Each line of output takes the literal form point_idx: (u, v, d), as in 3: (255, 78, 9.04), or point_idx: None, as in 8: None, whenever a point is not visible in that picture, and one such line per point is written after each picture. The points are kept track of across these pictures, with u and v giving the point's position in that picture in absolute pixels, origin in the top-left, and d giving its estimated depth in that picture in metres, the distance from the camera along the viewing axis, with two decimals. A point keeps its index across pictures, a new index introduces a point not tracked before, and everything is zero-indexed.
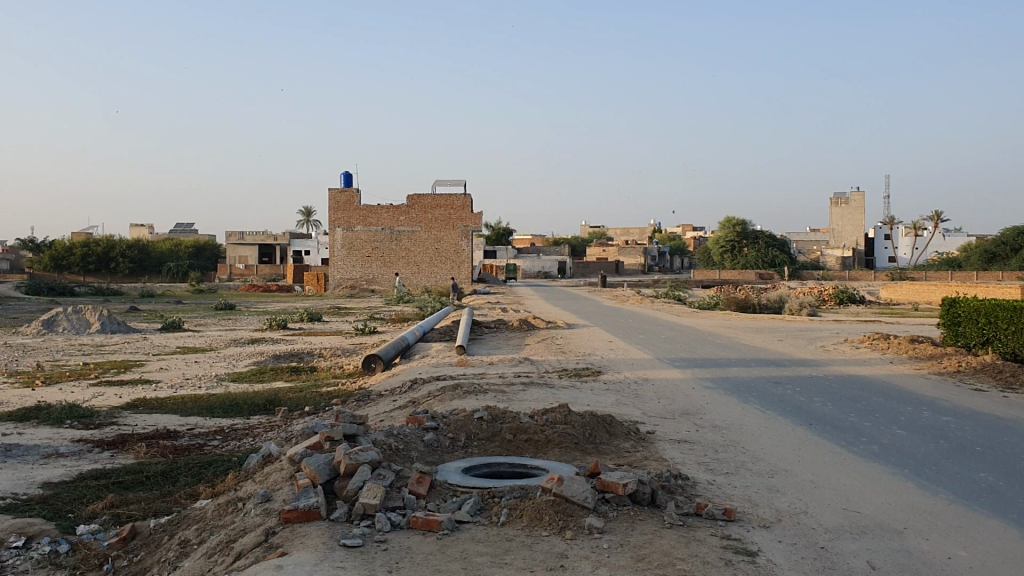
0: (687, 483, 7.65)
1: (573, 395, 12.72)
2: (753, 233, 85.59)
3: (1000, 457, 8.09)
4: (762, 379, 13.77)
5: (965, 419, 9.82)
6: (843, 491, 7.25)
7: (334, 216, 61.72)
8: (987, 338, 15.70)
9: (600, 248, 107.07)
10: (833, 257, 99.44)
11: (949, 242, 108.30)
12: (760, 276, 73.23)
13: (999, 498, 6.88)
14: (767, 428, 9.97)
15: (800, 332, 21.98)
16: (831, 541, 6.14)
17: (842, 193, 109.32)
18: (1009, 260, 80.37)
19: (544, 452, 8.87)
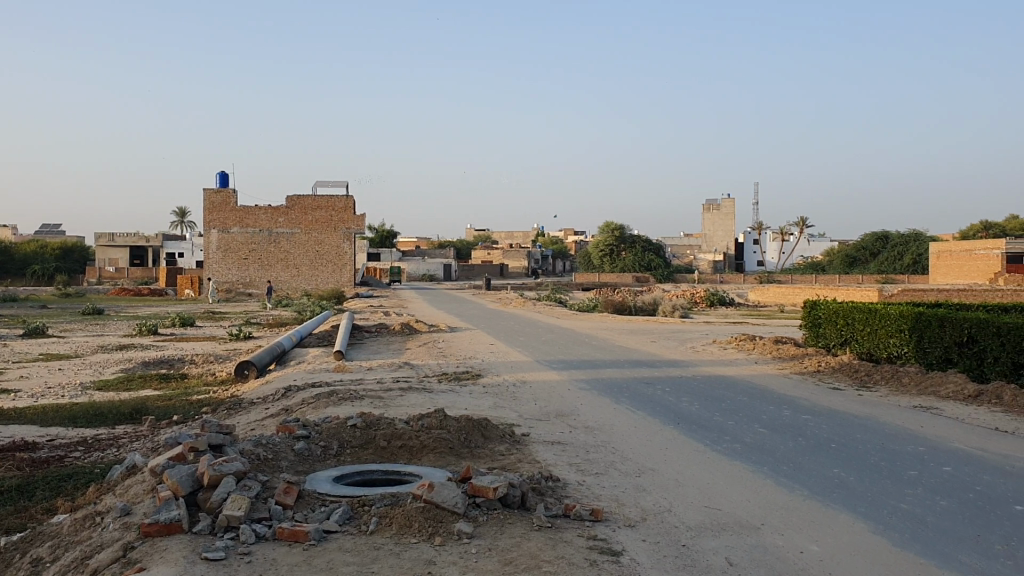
0: (558, 484, 7.75)
1: (451, 399, 12.72)
2: (631, 237, 87.65)
3: (851, 452, 8.46)
4: (636, 380, 14.04)
5: (822, 417, 10.27)
6: (706, 489, 7.48)
7: (210, 216, 59.91)
8: (846, 338, 16.48)
9: (484, 251, 107.45)
10: (706, 260, 102.55)
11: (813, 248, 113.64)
12: (638, 280, 75.04)
13: (849, 491, 7.17)
14: (637, 427, 10.19)
15: (672, 334, 22.45)
16: (692, 538, 6.32)
17: (714, 202, 111.39)
18: (868, 263, 84.82)
19: (418, 458, 8.83)
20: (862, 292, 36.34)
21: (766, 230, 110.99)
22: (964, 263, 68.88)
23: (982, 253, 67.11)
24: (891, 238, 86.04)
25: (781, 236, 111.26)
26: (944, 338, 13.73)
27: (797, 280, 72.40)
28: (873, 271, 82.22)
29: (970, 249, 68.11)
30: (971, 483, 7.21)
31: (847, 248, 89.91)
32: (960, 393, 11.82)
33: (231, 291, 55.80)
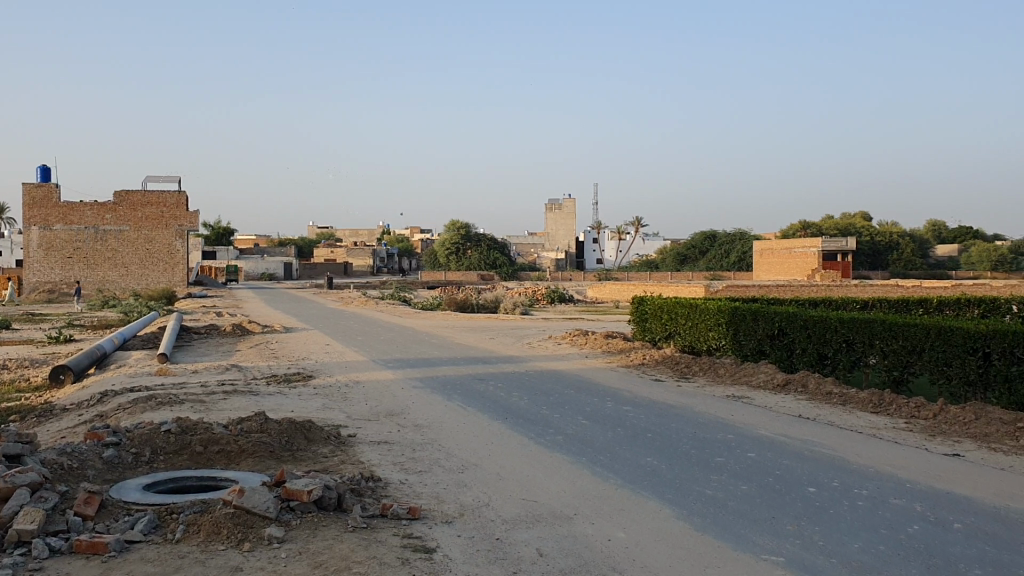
0: (378, 484, 7.66)
1: (279, 401, 12.39)
2: (475, 236, 88.33)
3: (666, 441, 8.77)
4: (469, 377, 14.11)
5: (643, 408, 10.62)
6: (525, 482, 7.58)
7: (29, 212, 56.28)
8: (670, 332, 17.15)
9: (328, 249, 105.53)
10: (548, 258, 104.43)
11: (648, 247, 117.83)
12: (482, 278, 75.62)
13: (660, 479, 7.42)
14: (465, 424, 10.23)
15: (509, 331, 22.73)
16: (506, 532, 6.38)
17: (556, 201, 113.40)
18: (699, 262, 88.72)
19: (236, 463, 8.53)
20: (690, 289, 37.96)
21: (604, 230, 114.45)
22: (783, 261, 73.08)
23: (800, 252, 71.61)
24: (720, 237, 90.29)
25: (618, 235, 114.73)
26: (757, 331, 14.52)
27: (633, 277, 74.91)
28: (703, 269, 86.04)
29: (789, 248, 72.36)
30: (772, 467, 7.60)
31: (679, 247, 93.67)
32: (770, 382, 12.52)
33: (53, 292, 52.57)
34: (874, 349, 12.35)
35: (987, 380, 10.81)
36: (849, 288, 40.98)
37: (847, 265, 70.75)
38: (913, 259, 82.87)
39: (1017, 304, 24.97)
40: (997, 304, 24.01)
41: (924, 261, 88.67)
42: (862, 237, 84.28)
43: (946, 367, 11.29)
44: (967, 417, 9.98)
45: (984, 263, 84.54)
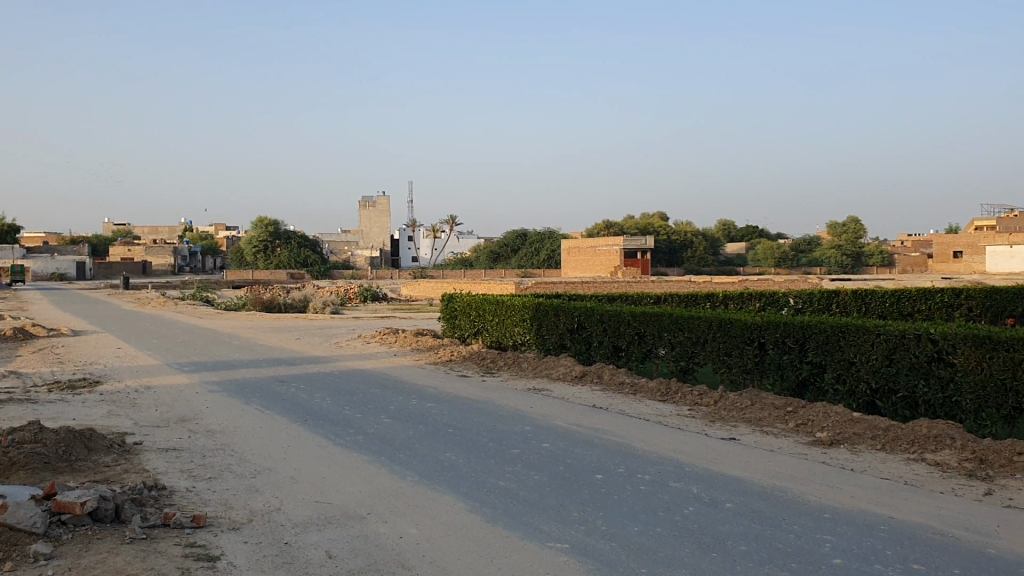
0: (163, 492, 7.30)
1: (59, 410, 11.56)
2: (286, 233, 86.44)
3: (464, 435, 8.87)
4: (270, 379, 13.69)
5: (445, 404, 10.69)
6: (320, 483, 7.45)
7: None
8: (477, 329, 17.37)
9: (127, 248, 99.83)
10: (362, 257, 103.39)
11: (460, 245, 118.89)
12: (292, 277, 73.89)
13: (456, 473, 7.49)
14: (261, 427, 9.93)
15: (316, 331, 22.30)
16: (296, 535, 6.24)
17: (370, 197, 112.05)
18: (510, 259, 90.42)
19: (5, 477, 7.89)
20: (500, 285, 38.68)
21: (418, 228, 114.66)
22: (589, 258, 75.59)
23: (603, 249, 74.40)
24: (530, 236, 92.41)
25: (432, 234, 115.01)
26: (558, 326, 15.01)
27: (445, 275, 75.27)
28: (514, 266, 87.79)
29: (594, 245, 74.94)
30: (564, 456, 7.83)
31: (491, 244, 95.12)
32: (569, 374, 12.95)
33: None
34: (663, 341, 13.15)
35: (763, 368, 11.86)
36: (646, 283, 42.95)
37: (647, 261, 74.25)
38: (706, 256, 87.89)
39: (794, 297, 27.05)
40: (775, 297, 25.92)
41: (717, 259, 94.16)
42: (661, 237, 88.54)
43: (727, 357, 12.28)
44: (743, 403, 10.74)
45: (770, 260, 90.71)
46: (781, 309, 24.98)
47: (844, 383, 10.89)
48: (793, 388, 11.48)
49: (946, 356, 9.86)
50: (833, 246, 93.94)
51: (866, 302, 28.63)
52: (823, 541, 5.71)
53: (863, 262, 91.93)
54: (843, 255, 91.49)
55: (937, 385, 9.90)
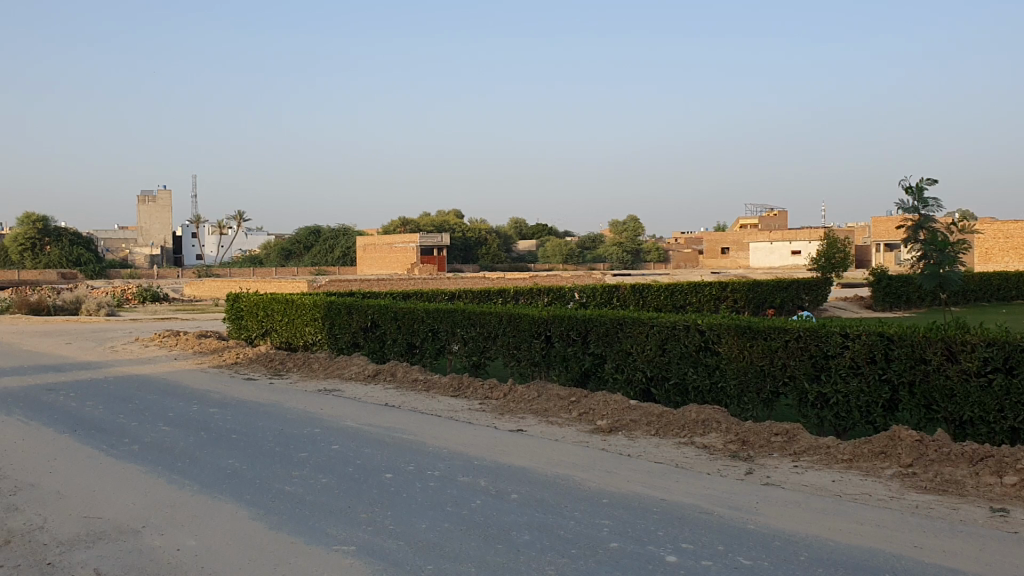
0: None
1: None
2: (56, 232, 80.46)
3: (249, 440, 8.58)
4: (36, 388, 12.69)
5: (230, 408, 10.31)
6: (90, 498, 6.99)
7: None
8: (266, 329, 16.92)
9: None
10: (143, 255, 97.96)
11: (250, 242, 114.92)
12: (64, 277, 68.88)
13: (240, 479, 7.24)
14: (23, 440, 9.19)
15: (89, 335, 20.91)
16: (60, 554, 5.82)
17: (151, 193, 105.53)
18: (303, 257, 88.61)
19: None
20: (290, 284, 37.83)
21: (204, 224, 110.07)
22: (385, 256, 75.19)
23: (399, 246, 74.10)
24: (324, 234, 91.03)
25: (219, 231, 110.71)
26: (351, 324, 14.90)
27: (234, 274, 72.55)
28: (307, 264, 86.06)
29: (390, 242, 74.51)
30: (352, 458, 7.74)
31: (283, 242, 92.78)
32: (360, 373, 12.86)
33: None
34: (455, 336, 13.38)
35: (550, 360, 12.31)
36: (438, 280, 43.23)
37: (442, 258, 75.51)
38: (499, 253, 89.80)
39: (579, 291, 28.12)
40: (562, 293, 26.85)
41: (510, 255, 96.23)
42: (456, 234, 89.50)
43: (516, 350, 12.65)
44: (531, 395, 11.04)
45: (559, 256, 93.73)
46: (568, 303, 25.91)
47: (623, 372, 11.52)
48: (577, 378, 12.00)
49: (712, 345, 10.72)
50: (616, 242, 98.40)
51: (644, 296, 30.21)
52: (601, 526, 5.96)
53: (643, 258, 96.89)
54: (626, 251, 95.68)
55: (704, 372, 10.74)
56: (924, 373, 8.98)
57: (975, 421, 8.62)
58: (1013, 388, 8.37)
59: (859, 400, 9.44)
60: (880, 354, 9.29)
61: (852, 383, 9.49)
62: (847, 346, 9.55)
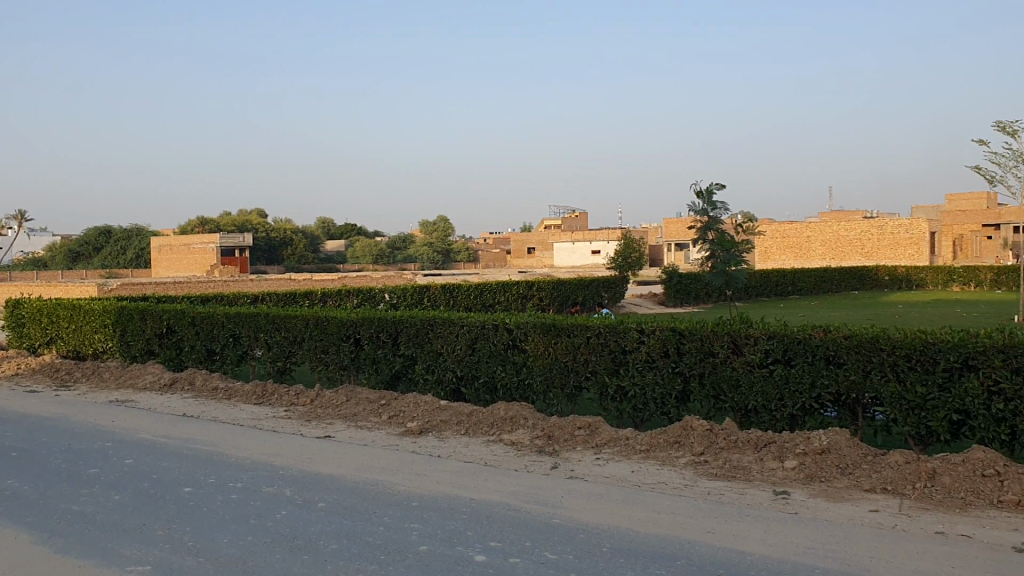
0: None
1: None
2: None
3: (31, 458, 7.93)
4: None
5: (8, 424, 9.48)
6: None
7: None
8: (50, 337, 15.79)
9: None
10: None
11: (30, 241, 106.67)
12: None
13: (20, 501, 6.67)
14: None
15: None
16: None
17: None
18: (92, 259, 83.24)
19: None
20: (77, 288, 35.46)
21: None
22: (183, 257, 71.95)
23: (199, 247, 71.23)
24: (116, 234, 85.91)
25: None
26: (145, 330, 14.18)
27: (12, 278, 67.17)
28: (97, 266, 80.90)
29: (188, 243, 71.38)
30: (149, 472, 7.31)
31: (69, 243, 86.78)
32: (156, 382, 12.21)
33: None
34: (259, 341, 12.99)
35: (358, 362, 12.14)
36: (240, 282, 41.77)
37: (245, 259, 73.18)
38: (305, 254, 87.94)
39: (388, 292, 27.95)
40: (371, 294, 26.60)
41: (317, 256, 94.45)
42: (260, 234, 86.83)
43: (323, 354, 12.42)
44: (339, 399, 10.85)
45: (368, 257, 92.89)
46: (376, 305, 25.72)
47: (432, 373, 11.52)
48: (386, 381, 11.89)
49: (519, 343, 10.91)
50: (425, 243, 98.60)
51: (452, 295, 30.46)
52: (411, 530, 5.91)
53: (451, 259, 97.57)
54: (434, 252, 96.02)
55: (512, 370, 10.92)
56: (712, 365, 9.53)
57: (759, 410, 9.29)
58: (791, 377, 9.07)
59: (654, 392, 9.88)
60: (673, 348, 9.76)
61: (649, 376, 9.91)
62: (643, 341, 9.96)
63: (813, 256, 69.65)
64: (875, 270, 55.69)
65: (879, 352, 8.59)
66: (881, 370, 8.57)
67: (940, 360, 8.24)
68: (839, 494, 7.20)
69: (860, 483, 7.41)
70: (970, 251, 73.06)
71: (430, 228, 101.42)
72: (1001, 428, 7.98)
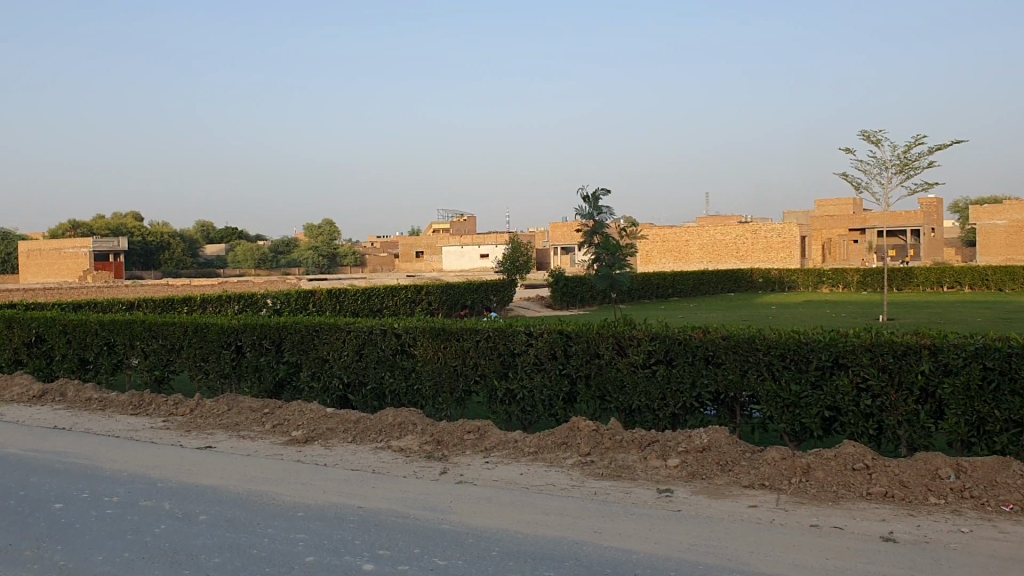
0: None
1: None
2: None
3: None
4: None
5: None
6: None
7: None
8: None
9: None
10: None
11: None
12: None
13: None
14: None
15: None
16: None
17: None
18: None
19: None
20: None
21: None
22: (52, 262, 68.68)
23: (70, 251, 68.18)
24: None
25: None
26: (12, 340, 13.53)
27: None
28: None
29: (58, 246, 68.21)
30: (16, 488, 6.93)
31: None
32: (24, 394, 11.63)
33: None
34: (135, 350, 12.55)
35: (240, 371, 11.83)
36: (116, 288, 40.24)
37: (120, 264, 70.42)
38: (185, 258, 85.23)
39: (272, 297, 27.33)
40: (254, 300, 25.99)
41: (197, 260, 91.66)
42: (136, 237, 83.66)
43: (203, 362, 12.06)
44: (220, 409, 10.55)
45: (250, 261, 90.64)
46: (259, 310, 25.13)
47: (318, 380, 11.32)
48: (270, 389, 11.62)
49: (408, 348, 10.84)
50: (310, 247, 96.97)
51: (339, 300, 30.02)
52: (297, 541, 5.79)
53: (338, 263, 96.17)
54: (320, 256, 94.55)
55: (400, 375, 10.83)
56: (598, 366, 9.68)
57: (643, 410, 9.48)
58: (673, 376, 9.29)
59: (542, 394, 9.97)
60: (561, 350, 9.87)
61: (537, 379, 9.99)
62: (532, 344, 10.04)
63: (693, 259, 71.73)
64: (750, 272, 57.80)
65: (755, 352, 8.91)
66: (758, 369, 8.89)
67: (813, 359, 8.60)
68: (720, 491, 7.41)
69: (739, 480, 7.65)
70: (839, 254, 76.25)
71: (316, 231, 99.95)
72: (869, 424, 8.38)
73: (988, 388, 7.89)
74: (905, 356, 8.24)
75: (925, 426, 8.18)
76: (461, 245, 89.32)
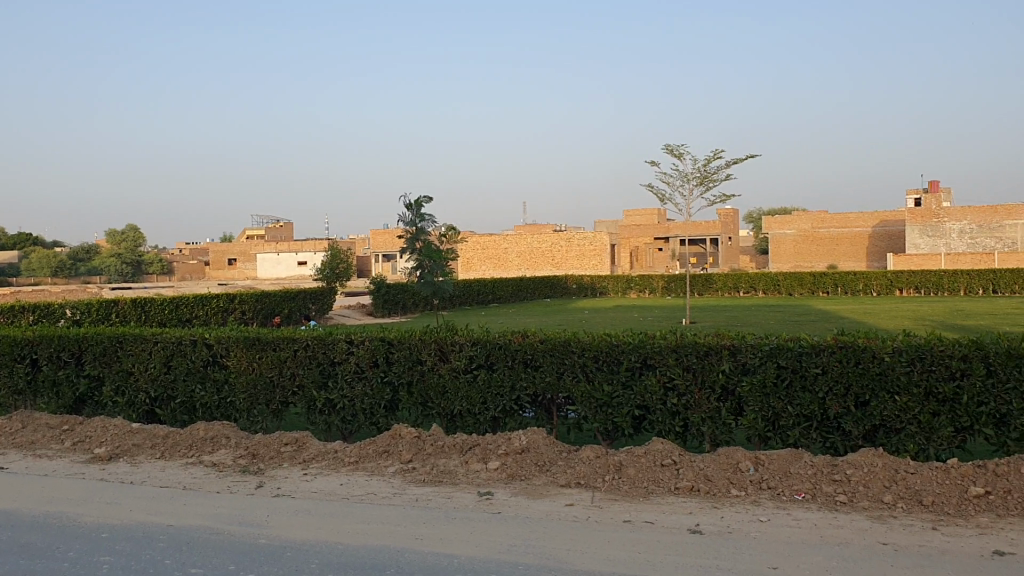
0: None
1: None
2: None
3: None
4: None
5: None
6: None
7: None
8: None
9: None
10: None
11: None
12: None
13: None
14: None
15: None
16: None
17: None
18: None
19: None
20: None
21: None
22: None
23: None
24: None
25: None
26: None
27: None
28: None
29: None
30: None
31: None
32: None
33: None
34: None
35: (36, 387, 11.10)
36: None
37: None
38: None
39: (71, 308, 25.59)
40: (51, 309, 24.31)
41: None
42: None
43: None
44: (13, 428, 9.82)
45: (46, 270, 84.30)
46: (57, 321, 23.45)
47: (123, 394, 10.76)
48: (68, 406, 10.94)
49: (220, 359, 10.48)
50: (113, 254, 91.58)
51: (145, 309, 28.48)
52: (101, 564, 5.47)
53: (144, 270, 91.33)
54: (124, 263, 89.45)
55: (212, 388, 10.44)
56: (419, 373, 9.70)
57: (464, 415, 9.58)
58: (493, 381, 9.45)
59: (362, 402, 9.87)
60: (382, 357, 9.82)
61: (357, 387, 9.89)
62: (352, 352, 9.94)
63: (511, 266, 72.82)
64: (565, 279, 59.57)
65: (571, 355, 9.20)
66: (573, 371, 9.19)
67: (624, 360, 8.99)
68: (538, 491, 7.60)
69: (556, 479, 7.87)
70: (645, 261, 80.21)
71: (119, 236, 94.59)
72: (676, 421, 8.84)
73: (781, 385, 8.50)
74: (708, 355, 8.75)
75: (726, 423, 8.70)
76: (277, 253, 87.38)
